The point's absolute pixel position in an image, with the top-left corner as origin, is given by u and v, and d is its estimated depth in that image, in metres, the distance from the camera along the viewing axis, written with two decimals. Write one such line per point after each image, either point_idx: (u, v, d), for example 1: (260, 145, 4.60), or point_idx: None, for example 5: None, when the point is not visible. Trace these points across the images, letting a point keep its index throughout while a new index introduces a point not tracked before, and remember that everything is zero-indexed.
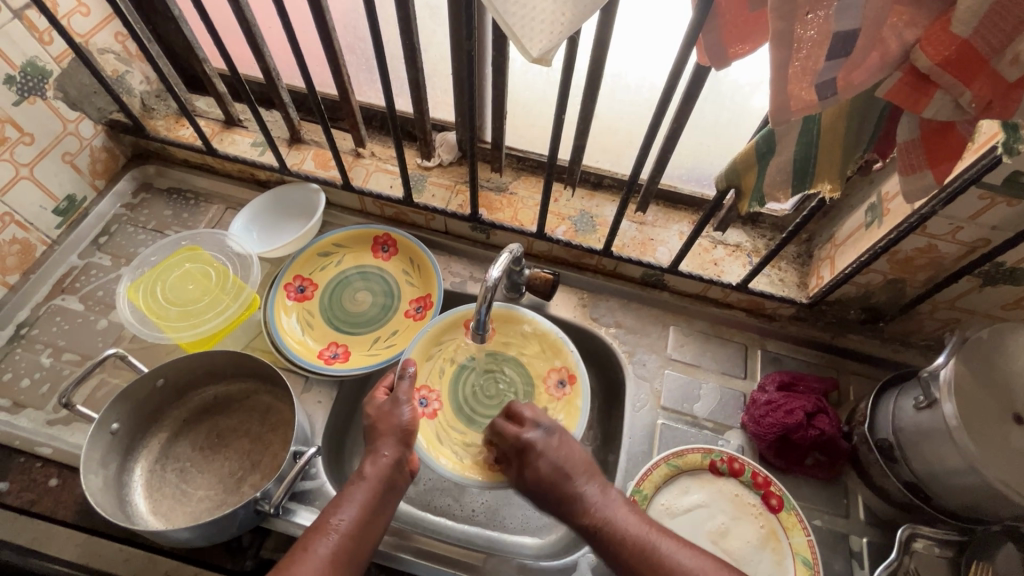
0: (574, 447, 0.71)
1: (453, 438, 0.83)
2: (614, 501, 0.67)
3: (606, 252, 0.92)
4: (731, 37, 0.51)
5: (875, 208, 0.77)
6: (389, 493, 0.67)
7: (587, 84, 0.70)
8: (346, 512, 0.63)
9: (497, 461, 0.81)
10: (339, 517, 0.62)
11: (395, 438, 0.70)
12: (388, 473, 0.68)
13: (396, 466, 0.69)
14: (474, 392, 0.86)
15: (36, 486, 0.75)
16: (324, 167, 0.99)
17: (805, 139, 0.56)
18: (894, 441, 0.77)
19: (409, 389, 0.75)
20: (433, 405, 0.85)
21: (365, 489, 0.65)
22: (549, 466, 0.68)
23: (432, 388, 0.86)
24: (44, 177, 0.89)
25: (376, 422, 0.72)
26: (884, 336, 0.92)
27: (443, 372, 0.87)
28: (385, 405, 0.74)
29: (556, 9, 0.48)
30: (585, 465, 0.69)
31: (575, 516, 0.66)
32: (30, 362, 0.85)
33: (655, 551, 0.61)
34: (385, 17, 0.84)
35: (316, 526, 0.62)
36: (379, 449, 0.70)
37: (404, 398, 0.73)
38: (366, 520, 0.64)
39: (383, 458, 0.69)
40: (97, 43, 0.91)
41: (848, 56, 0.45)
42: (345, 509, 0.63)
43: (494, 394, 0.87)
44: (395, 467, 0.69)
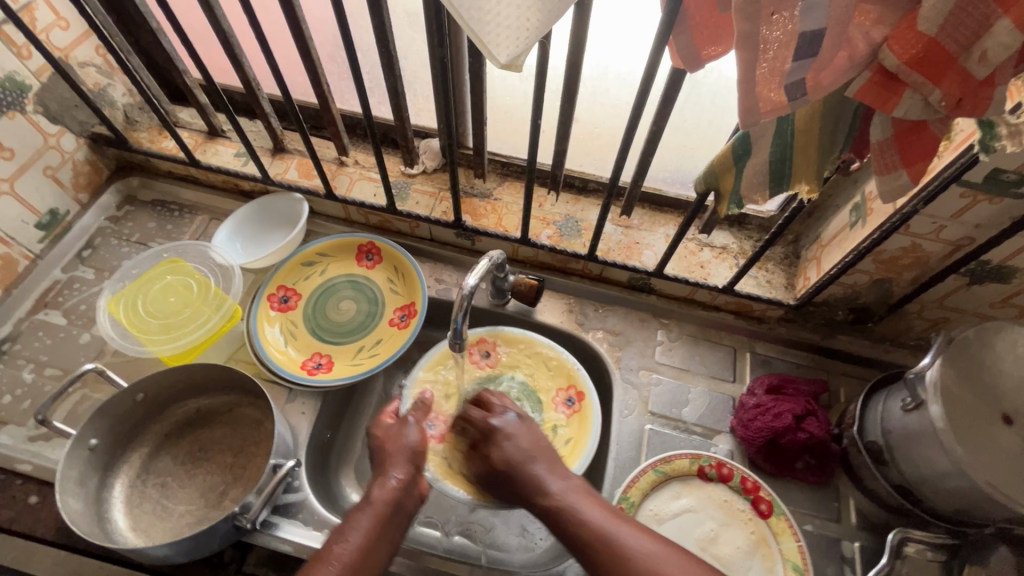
0: (542, 432, 0.72)
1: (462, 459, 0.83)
2: (581, 494, 0.63)
3: (591, 257, 0.92)
4: (701, 39, 0.51)
5: (859, 208, 0.77)
6: (396, 518, 0.66)
7: (565, 89, 0.70)
8: (350, 540, 0.61)
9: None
10: (342, 544, 0.61)
11: (402, 460, 0.71)
12: (396, 496, 0.67)
13: (403, 487, 0.68)
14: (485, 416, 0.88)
15: (16, 503, 0.75)
16: (307, 176, 0.99)
17: (780, 141, 0.56)
18: (883, 444, 0.76)
19: (417, 412, 0.77)
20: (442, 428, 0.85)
21: (368, 517, 0.64)
22: (512, 450, 0.68)
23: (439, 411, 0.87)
24: (25, 192, 0.88)
25: (384, 444, 0.73)
26: (873, 336, 0.91)
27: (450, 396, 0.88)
28: (393, 426, 0.75)
29: (522, 14, 0.47)
30: (550, 454, 0.69)
31: (536, 498, 0.64)
32: (12, 378, 0.85)
33: (614, 542, 0.57)
34: (362, 24, 0.84)
35: (319, 555, 0.60)
36: (386, 472, 0.69)
37: (411, 419, 0.76)
38: (373, 545, 0.62)
39: (394, 479, 0.68)
40: (77, 57, 0.91)
41: (816, 55, 0.44)
42: (351, 536, 0.62)
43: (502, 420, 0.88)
44: (401, 489, 0.68)
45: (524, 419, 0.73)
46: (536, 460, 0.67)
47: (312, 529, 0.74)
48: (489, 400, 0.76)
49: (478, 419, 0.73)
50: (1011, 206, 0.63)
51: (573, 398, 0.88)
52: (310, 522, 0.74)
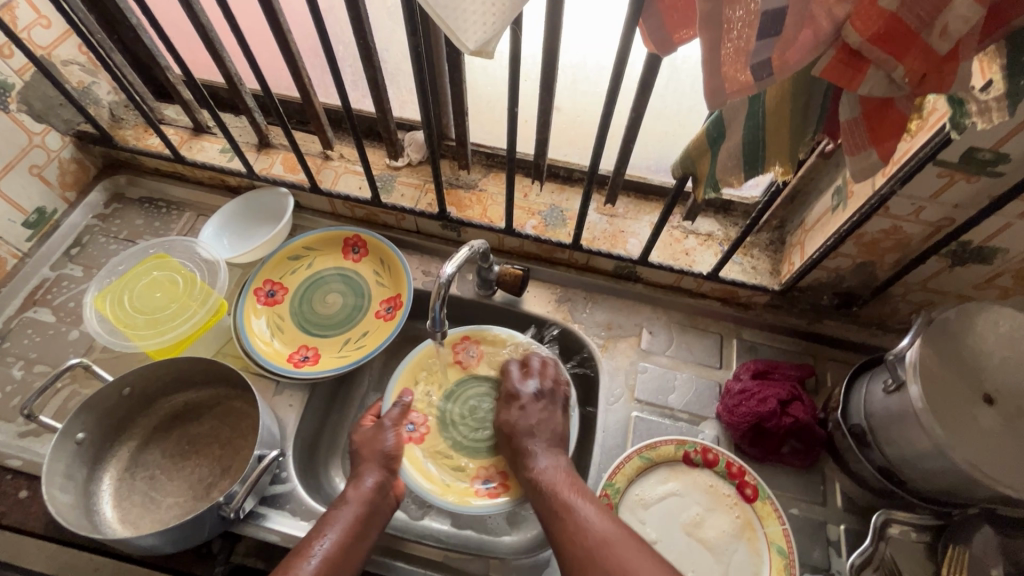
0: (557, 418, 0.78)
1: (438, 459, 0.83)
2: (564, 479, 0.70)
3: (576, 246, 0.92)
4: (670, 21, 0.51)
5: (840, 192, 0.76)
6: (373, 518, 0.67)
7: (543, 77, 0.69)
8: (331, 534, 0.63)
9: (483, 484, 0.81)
10: (320, 542, 0.62)
11: (376, 463, 0.73)
12: (372, 497, 0.69)
13: (379, 491, 0.70)
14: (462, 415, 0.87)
15: (6, 498, 0.75)
16: (293, 171, 0.99)
17: (752, 122, 0.55)
18: (866, 426, 0.76)
19: (394, 416, 0.79)
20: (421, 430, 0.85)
21: (347, 512, 0.66)
22: (524, 419, 0.78)
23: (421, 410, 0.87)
24: (11, 190, 0.89)
25: (359, 448, 0.75)
26: (860, 321, 0.91)
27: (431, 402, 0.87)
28: (368, 430, 0.77)
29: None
30: (551, 438, 0.76)
31: (523, 468, 0.74)
32: (2, 375, 0.85)
33: (569, 506, 0.66)
34: (341, 17, 0.84)
35: (299, 550, 0.61)
36: (362, 474, 0.71)
37: (389, 424, 0.77)
38: (351, 540, 0.64)
39: (366, 482, 0.70)
40: (59, 55, 0.91)
41: (780, 34, 0.44)
42: (330, 531, 0.63)
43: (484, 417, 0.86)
44: (378, 491, 0.70)
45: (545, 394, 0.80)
46: (534, 437, 0.76)
47: (299, 520, 0.74)
48: (529, 367, 0.83)
49: (509, 381, 0.82)
50: (988, 186, 0.63)
51: None
52: (298, 512, 0.75)
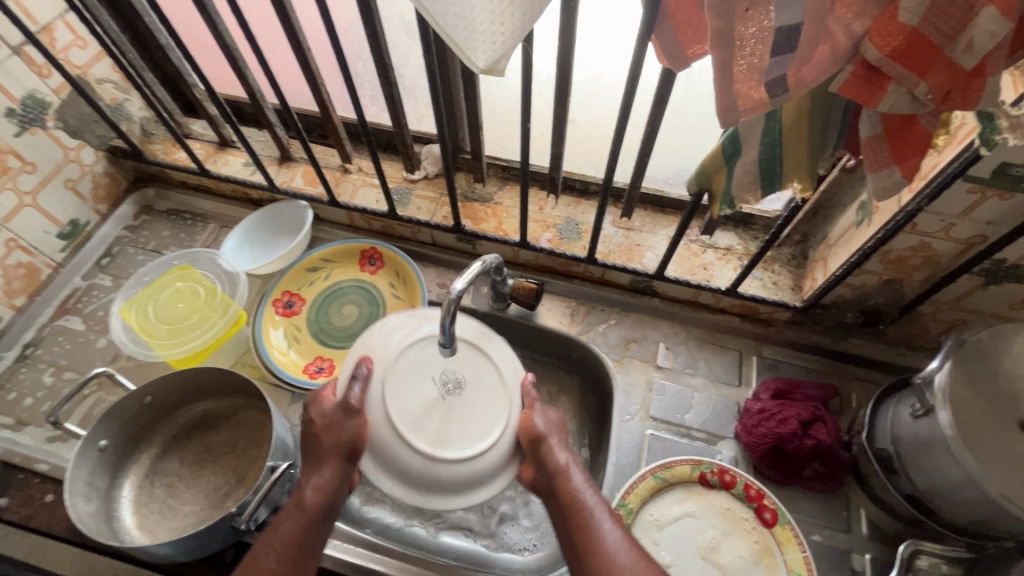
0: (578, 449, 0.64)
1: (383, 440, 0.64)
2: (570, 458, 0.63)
3: (591, 260, 0.91)
4: (684, 37, 0.50)
5: (865, 206, 0.74)
6: (326, 518, 0.61)
7: (557, 92, 0.69)
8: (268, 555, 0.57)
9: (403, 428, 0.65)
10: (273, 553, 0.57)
11: (340, 457, 0.62)
12: (329, 496, 0.61)
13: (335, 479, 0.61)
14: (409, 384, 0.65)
15: (33, 501, 0.78)
16: (312, 184, 1.01)
17: (769, 139, 0.54)
18: (892, 452, 0.73)
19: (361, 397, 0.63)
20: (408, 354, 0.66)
21: (297, 518, 0.59)
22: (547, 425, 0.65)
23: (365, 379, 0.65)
24: (47, 203, 0.93)
25: (320, 434, 0.63)
26: (887, 340, 0.88)
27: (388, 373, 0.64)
28: (334, 414, 0.63)
29: (495, 19, 0.47)
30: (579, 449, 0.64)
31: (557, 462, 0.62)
32: (34, 381, 0.89)
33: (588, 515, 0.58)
34: (359, 34, 0.86)
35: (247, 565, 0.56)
36: (320, 465, 0.62)
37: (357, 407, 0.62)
38: (299, 544, 0.58)
39: (324, 479, 0.61)
40: (94, 74, 0.95)
41: (795, 51, 0.43)
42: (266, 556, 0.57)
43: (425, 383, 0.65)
44: (334, 489, 0.61)
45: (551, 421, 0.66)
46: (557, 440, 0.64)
47: None
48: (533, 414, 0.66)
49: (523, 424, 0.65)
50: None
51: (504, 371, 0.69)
52: None
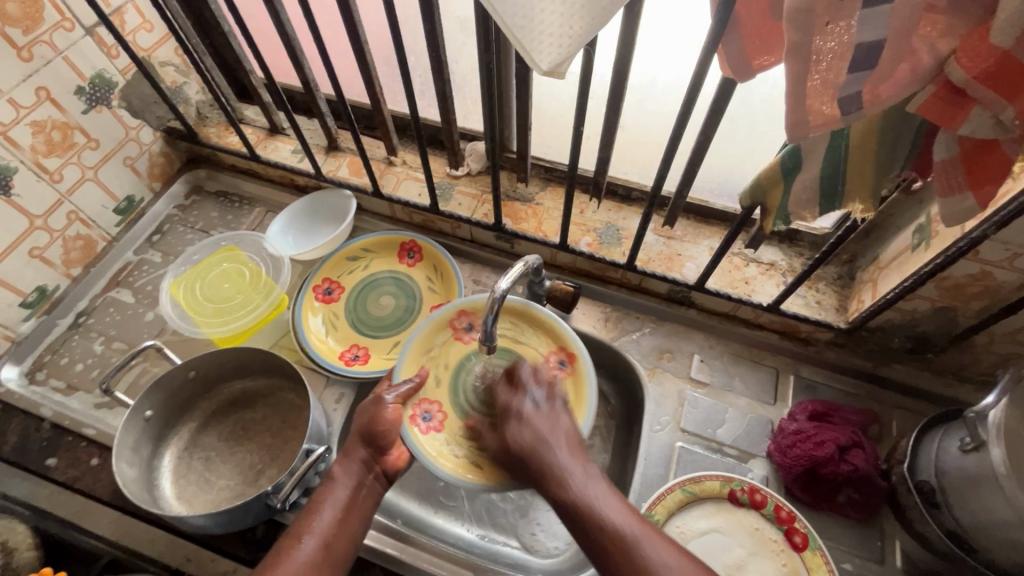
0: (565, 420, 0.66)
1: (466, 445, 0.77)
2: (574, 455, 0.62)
3: (630, 266, 0.90)
4: (753, 48, 0.50)
5: (922, 230, 0.71)
6: (363, 497, 0.65)
7: (611, 95, 0.69)
8: (311, 539, 0.59)
9: (422, 415, 0.78)
10: (315, 520, 0.61)
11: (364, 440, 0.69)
12: (359, 475, 0.66)
13: (364, 467, 0.67)
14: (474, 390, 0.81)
15: (79, 463, 0.81)
16: (357, 174, 1.03)
17: (833, 156, 0.53)
18: (936, 485, 0.70)
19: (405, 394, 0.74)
20: (438, 417, 0.78)
21: (337, 491, 0.64)
22: (529, 433, 0.64)
23: (430, 399, 0.79)
24: (107, 179, 0.97)
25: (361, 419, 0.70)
26: (934, 368, 0.85)
27: (439, 382, 0.80)
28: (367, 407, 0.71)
29: (564, 21, 0.47)
30: (569, 440, 0.64)
31: (555, 487, 0.59)
32: (85, 348, 0.93)
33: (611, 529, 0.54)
34: (415, 30, 0.87)
35: (292, 531, 0.61)
36: (351, 450, 0.68)
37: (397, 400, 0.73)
38: (339, 529, 0.62)
39: (353, 461, 0.67)
40: (158, 57, 0.98)
41: (874, 68, 0.42)
42: (307, 541, 0.59)
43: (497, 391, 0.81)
44: (366, 470, 0.67)
45: (550, 404, 0.67)
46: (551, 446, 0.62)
47: None
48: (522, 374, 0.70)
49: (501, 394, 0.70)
50: None
51: (565, 359, 0.82)
52: None
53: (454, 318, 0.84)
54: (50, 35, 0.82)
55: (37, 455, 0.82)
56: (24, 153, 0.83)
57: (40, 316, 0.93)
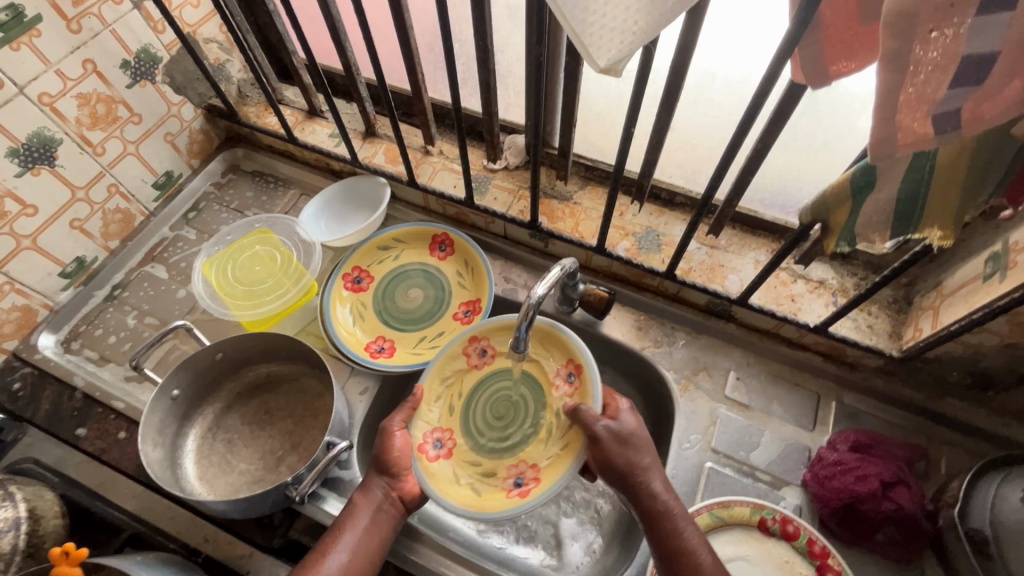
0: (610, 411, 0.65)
1: (473, 471, 0.70)
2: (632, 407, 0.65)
3: (669, 275, 0.86)
4: (833, 53, 0.45)
5: (998, 258, 0.65)
6: (381, 521, 0.65)
7: (665, 95, 0.65)
8: (335, 558, 0.61)
9: (433, 445, 0.72)
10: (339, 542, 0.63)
11: (377, 466, 0.69)
12: (381, 499, 0.67)
13: (386, 492, 0.67)
14: (484, 412, 0.74)
15: (107, 435, 0.82)
16: (393, 162, 1.01)
17: (914, 177, 0.48)
18: (990, 535, 0.63)
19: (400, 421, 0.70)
20: (448, 445, 0.72)
21: (360, 514, 0.65)
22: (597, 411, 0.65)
23: (443, 425, 0.73)
24: (148, 154, 0.97)
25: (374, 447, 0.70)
26: (992, 406, 0.79)
27: (451, 408, 0.74)
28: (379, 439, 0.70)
29: (629, 16, 0.43)
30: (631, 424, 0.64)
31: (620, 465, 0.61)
32: (118, 321, 0.94)
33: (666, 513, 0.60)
34: (462, 16, 0.84)
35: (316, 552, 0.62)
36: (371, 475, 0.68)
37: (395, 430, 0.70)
38: (360, 552, 0.63)
39: (374, 486, 0.67)
40: (203, 33, 0.98)
41: (981, 84, 0.37)
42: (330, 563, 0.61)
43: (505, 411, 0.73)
44: (387, 495, 0.67)
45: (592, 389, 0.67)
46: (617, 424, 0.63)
47: None
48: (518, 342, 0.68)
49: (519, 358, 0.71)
50: None
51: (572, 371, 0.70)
52: None
53: (465, 347, 0.76)
54: (100, 8, 0.81)
55: (68, 424, 0.83)
56: (69, 125, 0.84)
57: (78, 286, 0.94)
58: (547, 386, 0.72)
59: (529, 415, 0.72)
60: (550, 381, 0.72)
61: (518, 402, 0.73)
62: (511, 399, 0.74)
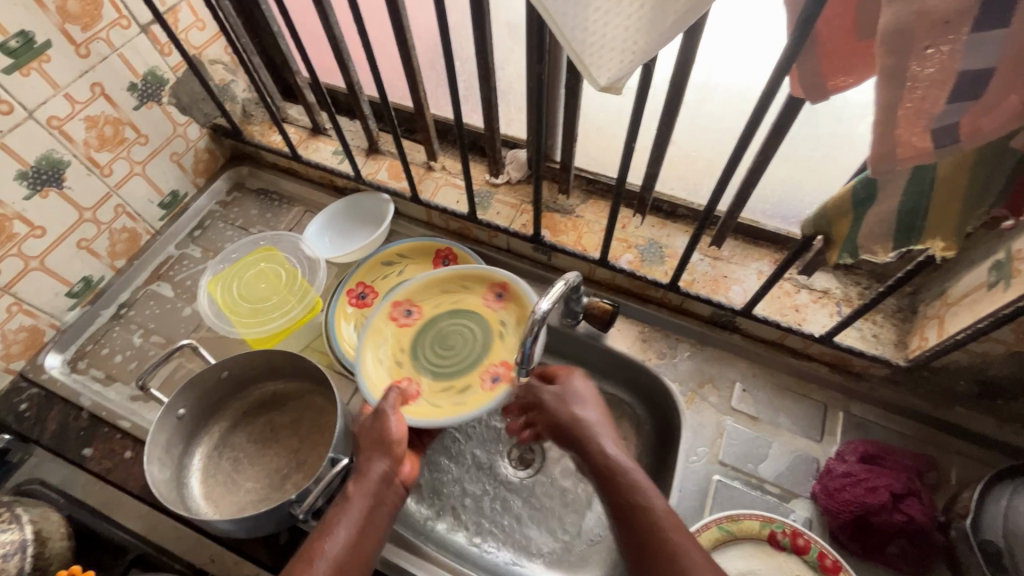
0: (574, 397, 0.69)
1: (445, 394, 0.79)
2: (586, 391, 0.69)
3: (672, 287, 0.86)
4: (832, 68, 0.46)
5: (1002, 267, 0.65)
6: (377, 511, 0.62)
7: (666, 110, 0.65)
8: (324, 561, 0.55)
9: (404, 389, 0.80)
10: (329, 542, 0.57)
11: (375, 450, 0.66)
12: (378, 487, 0.63)
13: (385, 481, 0.64)
14: (437, 350, 0.84)
15: (114, 455, 0.82)
16: (396, 178, 1.01)
17: (914, 190, 0.48)
18: (1003, 547, 0.63)
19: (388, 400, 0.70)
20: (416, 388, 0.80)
21: (354, 509, 0.60)
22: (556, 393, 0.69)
23: (407, 376, 0.82)
24: (154, 174, 0.98)
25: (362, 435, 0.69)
26: (1001, 415, 0.78)
27: (403, 362, 0.83)
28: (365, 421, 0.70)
29: (628, 36, 0.43)
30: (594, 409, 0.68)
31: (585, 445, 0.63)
32: (124, 340, 0.95)
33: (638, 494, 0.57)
34: (463, 34, 0.85)
35: (304, 553, 0.56)
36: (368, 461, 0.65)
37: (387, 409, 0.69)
38: (355, 548, 0.58)
39: (372, 473, 0.63)
40: (208, 54, 1.00)
41: (978, 99, 0.38)
42: (318, 565, 0.55)
43: (454, 343, 0.84)
44: (385, 481, 0.64)
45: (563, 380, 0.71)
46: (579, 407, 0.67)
47: None
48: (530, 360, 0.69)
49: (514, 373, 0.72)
50: None
51: (501, 291, 0.85)
52: None
53: (390, 314, 0.86)
54: (107, 32, 0.83)
55: (74, 444, 0.83)
56: (77, 147, 0.85)
57: (84, 306, 0.95)
58: (484, 311, 0.85)
59: (474, 341, 0.83)
60: (483, 304, 0.86)
61: (464, 334, 0.84)
62: (457, 335, 0.84)
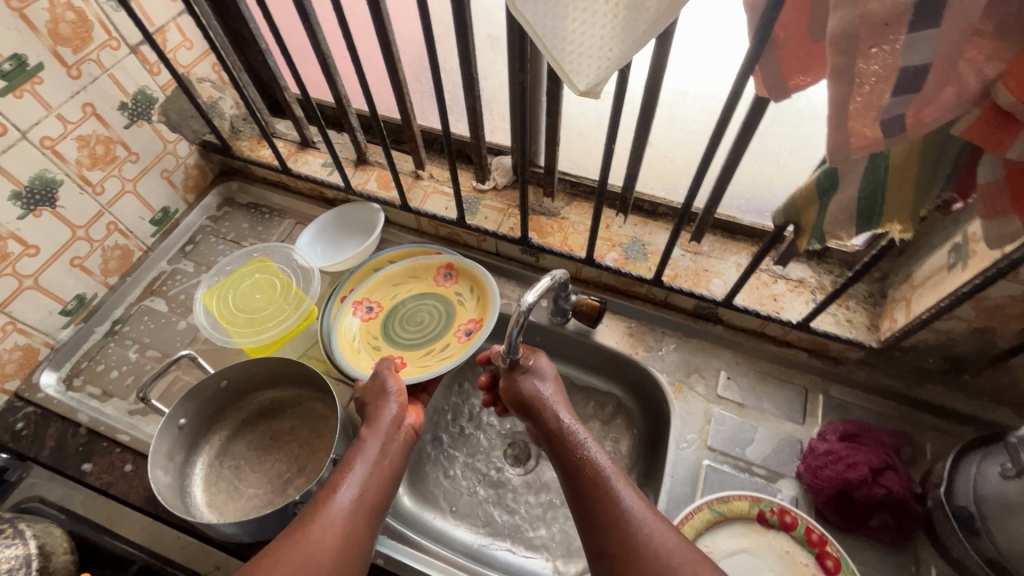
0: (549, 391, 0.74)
1: (427, 356, 0.92)
2: (560, 398, 0.73)
3: (656, 281, 0.90)
4: (791, 69, 0.50)
5: (959, 249, 0.70)
6: (392, 451, 0.68)
7: (642, 113, 0.69)
8: (347, 490, 0.61)
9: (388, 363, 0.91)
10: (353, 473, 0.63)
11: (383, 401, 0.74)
12: (390, 429, 0.70)
13: (395, 424, 0.71)
14: (406, 329, 0.96)
15: (114, 469, 0.83)
16: (385, 187, 1.04)
17: (871, 177, 0.53)
18: (976, 511, 0.67)
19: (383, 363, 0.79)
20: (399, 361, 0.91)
21: (373, 445, 0.67)
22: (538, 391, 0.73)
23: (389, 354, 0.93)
24: (145, 191, 1.00)
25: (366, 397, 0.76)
26: (969, 390, 0.83)
27: (380, 346, 0.94)
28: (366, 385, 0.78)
29: (604, 43, 0.47)
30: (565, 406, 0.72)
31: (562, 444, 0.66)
32: (120, 355, 0.95)
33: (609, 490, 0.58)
34: (447, 47, 0.89)
35: (329, 485, 0.62)
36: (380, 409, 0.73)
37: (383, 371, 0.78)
38: (376, 481, 0.64)
39: (385, 416, 0.71)
40: (196, 73, 1.02)
41: (918, 92, 0.42)
42: (345, 490, 0.61)
43: (418, 318, 0.96)
44: (395, 423, 0.71)
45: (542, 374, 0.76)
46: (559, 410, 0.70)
47: None
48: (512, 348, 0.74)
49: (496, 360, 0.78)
50: None
51: (446, 272, 0.99)
52: None
53: (353, 309, 0.97)
54: (98, 54, 0.85)
55: (73, 460, 0.84)
56: (70, 166, 0.86)
57: (78, 323, 0.96)
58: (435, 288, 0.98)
59: (435, 314, 0.96)
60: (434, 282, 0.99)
61: (421, 310, 0.97)
62: (418, 313, 0.97)
